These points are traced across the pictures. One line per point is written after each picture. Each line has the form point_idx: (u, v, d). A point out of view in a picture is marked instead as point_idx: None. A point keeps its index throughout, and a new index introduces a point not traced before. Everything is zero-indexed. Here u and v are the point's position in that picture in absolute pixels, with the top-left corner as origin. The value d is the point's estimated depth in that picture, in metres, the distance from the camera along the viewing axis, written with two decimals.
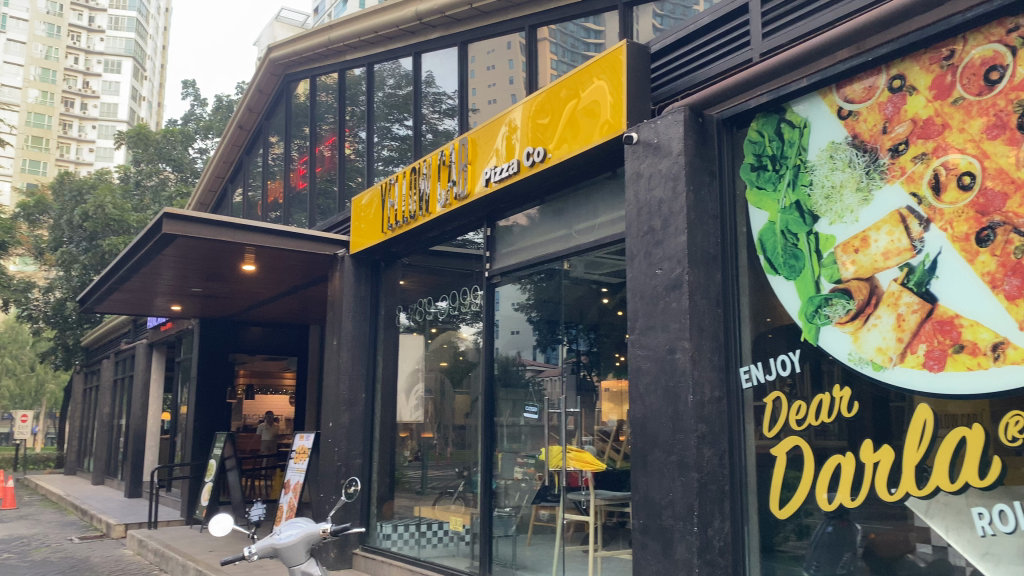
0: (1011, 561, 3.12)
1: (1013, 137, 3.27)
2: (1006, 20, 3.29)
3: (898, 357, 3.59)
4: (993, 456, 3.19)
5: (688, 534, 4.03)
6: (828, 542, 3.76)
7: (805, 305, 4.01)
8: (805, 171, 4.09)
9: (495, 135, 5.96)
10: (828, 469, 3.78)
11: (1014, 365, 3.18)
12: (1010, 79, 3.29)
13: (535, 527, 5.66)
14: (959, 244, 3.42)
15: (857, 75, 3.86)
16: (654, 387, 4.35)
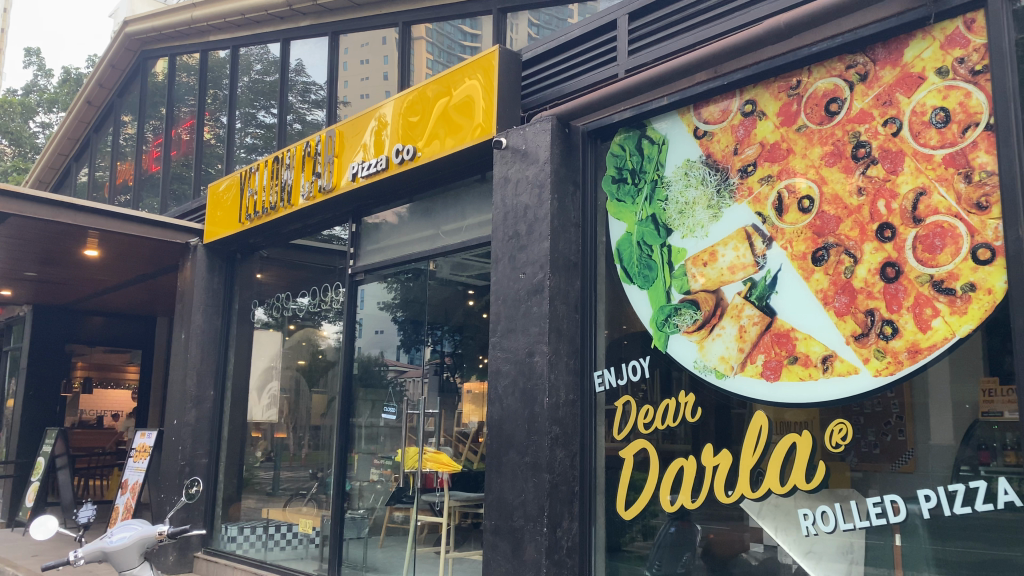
0: (831, 558, 3.40)
1: (848, 166, 3.54)
2: (846, 57, 3.57)
3: (738, 366, 3.80)
4: (820, 461, 3.45)
5: (537, 535, 4.11)
6: (670, 542, 3.91)
7: (657, 314, 4.18)
8: (661, 186, 4.25)
9: (363, 129, 5.86)
10: (672, 472, 3.95)
11: (840, 376, 3.44)
12: (847, 112, 3.56)
13: (388, 529, 5.60)
14: (797, 262, 3.66)
15: (713, 97, 4.06)
16: (512, 389, 4.41)
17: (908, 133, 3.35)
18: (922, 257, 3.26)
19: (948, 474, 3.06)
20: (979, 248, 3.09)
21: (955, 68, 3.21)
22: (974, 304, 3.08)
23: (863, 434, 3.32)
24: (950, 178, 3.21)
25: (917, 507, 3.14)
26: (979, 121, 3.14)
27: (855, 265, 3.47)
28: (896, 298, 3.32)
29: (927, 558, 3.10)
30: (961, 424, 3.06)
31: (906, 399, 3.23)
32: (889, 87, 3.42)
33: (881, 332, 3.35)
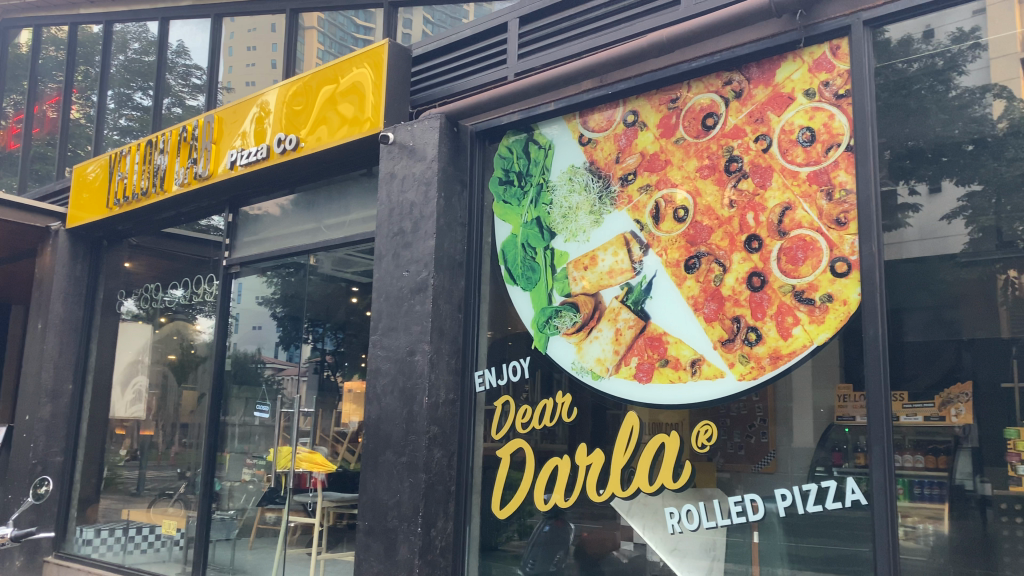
0: (695, 555, 3.52)
1: (721, 178, 3.69)
2: (723, 74, 3.72)
3: (614, 368, 3.90)
4: (687, 461, 3.57)
5: (411, 535, 4.09)
6: (544, 541, 3.97)
7: (538, 315, 4.23)
8: (546, 189, 4.31)
9: (244, 116, 5.66)
10: (547, 471, 4.01)
11: (708, 379, 3.59)
12: (722, 127, 3.71)
13: (258, 530, 5.43)
14: (671, 269, 3.78)
15: (598, 105, 4.15)
16: (391, 388, 4.36)
17: (777, 150, 3.53)
18: (785, 268, 3.43)
19: (804, 475, 3.25)
20: (836, 261, 3.29)
21: (821, 91, 3.41)
22: (832, 314, 3.27)
23: (729, 436, 3.47)
24: (813, 195, 3.39)
25: (772, 506, 3.32)
26: (840, 142, 3.34)
27: (724, 274, 3.61)
28: (761, 306, 3.49)
29: (780, 554, 3.29)
30: (817, 428, 3.26)
31: (770, 403, 3.39)
32: (761, 105, 3.59)
33: (746, 338, 3.51)
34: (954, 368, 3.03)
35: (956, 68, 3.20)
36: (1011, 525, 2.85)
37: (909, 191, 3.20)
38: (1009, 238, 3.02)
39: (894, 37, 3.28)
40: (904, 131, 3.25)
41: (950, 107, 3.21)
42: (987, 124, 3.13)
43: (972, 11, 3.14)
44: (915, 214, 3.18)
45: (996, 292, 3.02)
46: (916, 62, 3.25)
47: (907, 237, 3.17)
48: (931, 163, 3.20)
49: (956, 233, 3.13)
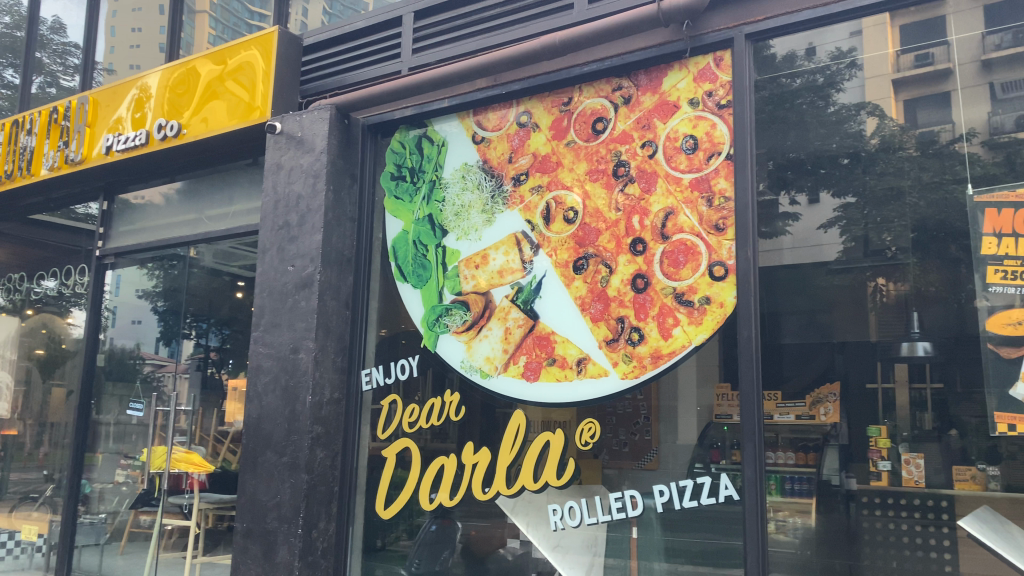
0: (577, 551, 3.58)
1: (609, 182, 3.76)
2: (613, 80, 3.80)
3: (502, 367, 3.91)
4: (570, 459, 3.62)
5: (291, 537, 4.01)
6: (431, 540, 3.94)
7: (428, 313, 4.20)
8: (439, 187, 4.28)
9: (122, 98, 5.39)
10: (433, 470, 4.00)
11: (593, 378, 3.65)
12: (611, 132, 3.78)
13: (129, 534, 5.17)
14: (560, 269, 3.83)
15: (492, 105, 4.15)
16: (272, 387, 4.25)
17: (662, 156, 3.63)
18: (668, 271, 3.54)
19: (682, 471, 3.35)
20: (715, 265, 3.41)
21: (705, 100, 3.54)
22: (709, 316, 3.40)
23: (614, 433, 3.53)
24: (695, 201, 3.50)
25: (652, 502, 3.41)
26: (721, 151, 3.46)
27: (610, 275, 3.68)
28: (644, 307, 3.58)
29: (658, 548, 3.38)
30: (696, 426, 3.36)
31: (653, 401, 3.47)
32: (648, 112, 3.68)
33: (630, 338, 3.59)
34: (828, 370, 3.18)
35: (834, 85, 3.38)
36: (871, 516, 3.05)
37: (790, 202, 3.35)
38: (877, 248, 3.21)
39: (779, 52, 3.45)
40: (786, 143, 3.42)
41: (828, 122, 3.37)
42: (862, 140, 3.29)
43: (848, 32, 3.31)
44: (794, 223, 3.33)
45: (866, 298, 3.18)
46: (799, 78, 3.43)
47: (783, 245, 3.33)
48: (810, 175, 3.36)
49: (831, 241, 3.28)
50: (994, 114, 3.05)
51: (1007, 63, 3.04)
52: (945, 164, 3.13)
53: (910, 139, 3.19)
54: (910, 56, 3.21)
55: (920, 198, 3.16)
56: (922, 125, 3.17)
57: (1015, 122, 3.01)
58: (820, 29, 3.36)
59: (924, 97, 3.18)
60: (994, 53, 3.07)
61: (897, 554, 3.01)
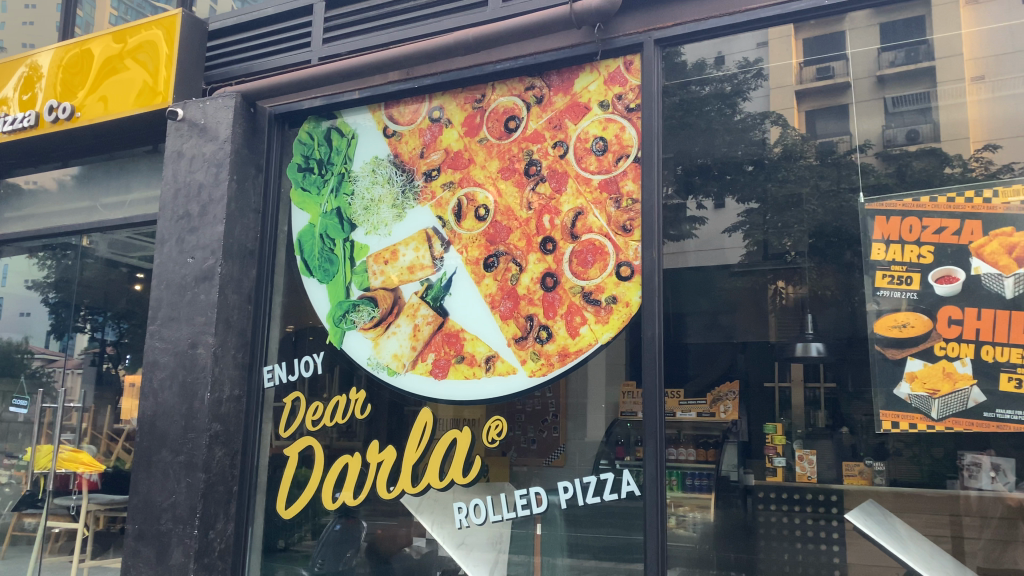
0: (481, 549, 3.58)
1: (520, 180, 3.76)
2: (525, 79, 3.81)
3: (410, 364, 3.88)
4: (476, 457, 3.61)
5: (186, 538, 3.87)
6: (335, 539, 3.86)
7: (334, 309, 4.12)
8: (348, 180, 4.21)
9: (10, 76, 5.09)
10: (336, 469, 3.91)
11: (500, 376, 3.65)
12: (523, 131, 3.79)
13: (12, 538, 4.90)
14: (470, 267, 3.81)
15: (404, 99, 4.11)
16: (169, 383, 4.10)
17: (573, 157, 3.66)
18: (576, 270, 3.57)
19: (588, 467, 3.39)
20: (621, 265, 3.47)
21: (614, 103, 3.59)
22: (615, 316, 3.45)
23: (522, 431, 3.55)
24: (603, 202, 3.55)
25: (556, 498, 3.44)
26: (629, 154, 3.53)
27: (520, 273, 3.70)
28: (553, 306, 3.60)
29: (561, 544, 3.42)
30: (601, 423, 3.40)
31: (562, 399, 3.49)
32: (560, 112, 3.71)
33: (538, 336, 3.61)
34: (729, 369, 3.29)
35: (741, 94, 3.48)
36: (766, 511, 3.20)
37: (697, 206, 3.44)
38: (777, 252, 3.34)
39: (689, 59, 3.53)
40: (694, 149, 3.50)
41: (735, 129, 3.48)
42: (765, 148, 3.44)
43: (756, 43, 3.42)
44: (701, 227, 3.42)
45: (766, 300, 3.32)
46: (708, 85, 3.51)
47: (688, 248, 3.41)
48: (716, 181, 3.47)
49: (734, 245, 3.40)
50: (887, 128, 3.21)
51: (900, 79, 3.20)
52: (842, 174, 3.28)
53: (811, 148, 3.35)
54: (813, 68, 3.36)
55: (818, 206, 3.32)
56: (822, 135, 3.33)
57: (906, 136, 3.17)
58: (728, 38, 3.46)
59: (824, 109, 3.34)
60: (888, 70, 3.23)
61: (793, 547, 3.14)
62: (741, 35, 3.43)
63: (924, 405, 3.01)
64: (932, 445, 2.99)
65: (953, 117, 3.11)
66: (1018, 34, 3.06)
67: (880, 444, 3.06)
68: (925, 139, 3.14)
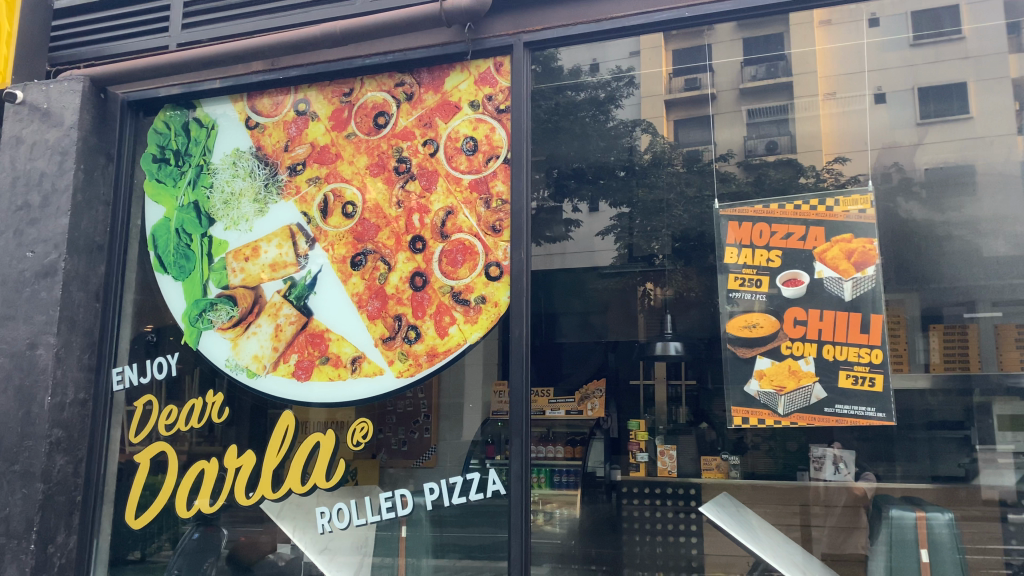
0: (345, 553, 3.51)
1: (389, 178, 3.71)
2: (395, 75, 3.76)
3: (271, 366, 3.74)
4: (341, 460, 3.54)
5: (21, 554, 3.59)
6: (192, 548, 3.68)
7: (190, 307, 3.93)
8: (207, 172, 4.02)
9: None
10: (192, 475, 3.74)
11: (367, 377, 3.58)
12: (393, 127, 3.74)
13: None
14: (337, 265, 3.72)
15: (268, 89, 3.96)
16: (3, 387, 3.79)
17: (443, 155, 3.64)
18: (445, 269, 3.55)
19: (459, 469, 3.37)
20: (490, 265, 3.47)
21: (484, 104, 3.60)
22: (484, 315, 3.45)
23: (393, 432, 3.49)
24: (473, 202, 3.54)
25: (422, 500, 3.42)
26: (499, 155, 3.54)
27: (389, 272, 3.64)
28: (421, 305, 3.56)
29: (426, 545, 3.40)
30: (473, 422, 3.39)
31: (434, 399, 3.45)
32: (430, 110, 3.69)
33: (406, 336, 3.56)
34: (600, 368, 3.42)
35: (613, 101, 3.61)
36: (631, 506, 3.50)
37: (573, 209, 3.51)
38: (645, 255, 3.49)
39: (565, 65, 3.57)
40: (570, 154, 3.56)
41: (608, 135, 3.60)
42: (635, 154, 3.57)
43: (629, 52, 3.51)
44: (575, 229, 3.50)
45: (635, 301, 3.45)
46: (583, 91, 3.59)
47: (563, 249, 3.47)
48: (589, 184, 3.56)
49: (605, 248, 3.51)
50: (748, 138, 3.43)
51: (759, 94, 3.41)
52: (704, 180, 3.48)
53: (678, 156, 3.53)
54: (681, 79, 3.50)
55: (684, 211, 3.50)
56: (687, 143, 3.52)
57: (766, 146, 3.38)
58: (601, 44, 3.53)
59: (689, 119, 3.53)
60: (750, 83, 3.43)
61: (658, 539, 3.47)
62: (614, 42, 3.51)
63: (772, 401, 3.19)
64: (787, 440, 3.22)
65: (808, 130, 3.35)
66: (864, 55, 3.31)
67: (739, 437, 3.26)
68: (783, 150, 3.35)
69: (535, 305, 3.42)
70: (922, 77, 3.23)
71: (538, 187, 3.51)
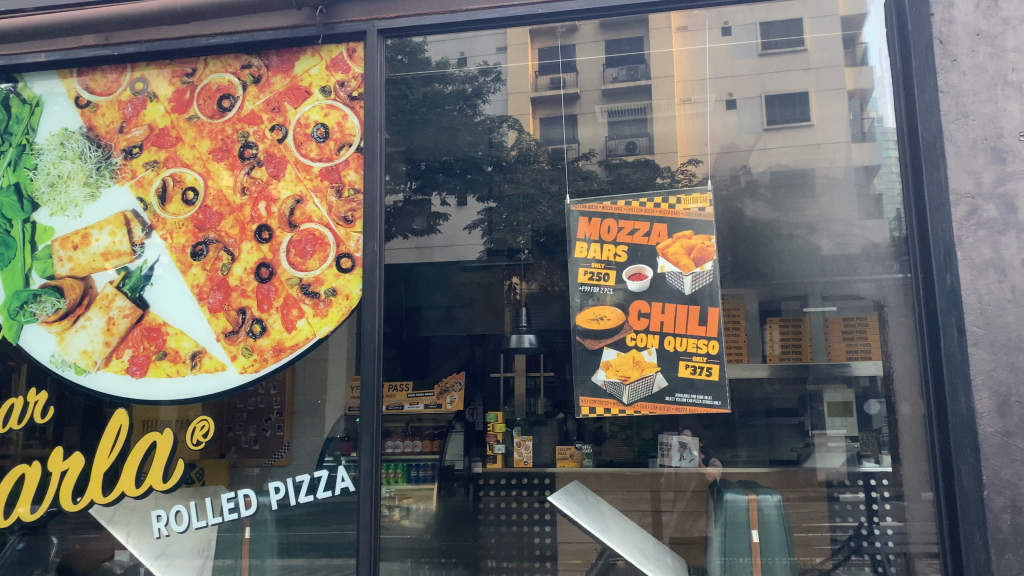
0: (185, 557, 3.34)
1: (234, 163, 3.54)
2: (241, 57, 3.59)
3: (102, 362, 3.50)
4: (178, 460, 3.37)
5: None
6: (16, 560, 3.43)
7: (9, 299, 3.61)
8: (30, 152, 3.71)
9: None
10: (11, 480, 3.48)
11: (208, 373, 3.41)
12: (238, 111, 3.57)
13: None
14: (175, 254, 3.51)
15: (101, 66, 3.70)
16: None
17: (291, 142, 3.51)
18: (294, 261, 3.43)
19: (312, 466, 3.28)
20: (341, 257, 3.39)
21: (336, 90, 3.51)
22: (334, 308, 3.36)
23: (244, 430, 3.37)
24: (324, 190, 3.45)
25: (267, 499, 3.30)
26: (352, 143, 3.46)
27: (232, 263, 3.47)
28: (267, 298, 3.42)
29: (271, 546, 3.30)
30: (332, 419, 3.30)
31: (288, 396, 3.36)
32: (278, 94, 3.55)
33: (250, 330, 3.41)
34: (467, 362, 3.65)
35: (480, 96, 3.75)
36: (495, 497, 3.65)
37: (441, 202, 3.67)
38: (514, 252, 3.66)
39: (433, 57, 3.58)
40: (441, 146, 3.77)
41: (475, 130, 3.78)
42: (502, 150, 3.76)
43: (496, 49, 3.57)
44: (444, 223, 3.66)
45: (501, 296, 3.64)
46: (450, 84, 3.72)
47: (435, 243, 3.60)
48: (459, 179, 3.77)
49: (473, 242, 3.69)
50: (609, 139, 3.61)
51: (622, 94, 3.58)
52: (570, 178, 3.63)
53: (543, 153, 3.70)
54: (546, 79, 3.66)
55: (548, 207, 3.62)
56: (550, 142, 3.70)
57: (625, 147, 3.56)
58: (471, 38, 3.53)
59: (553, 117, 3.69)
60: (612, 84, 3.60)
61: (514, 529, 3.59)
62: (479, 38, 3.53)
63: (617, 390, 3.31)
64: (642, 428, 3.34)
65: (664, 130, 3.53)
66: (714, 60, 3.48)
67: (599, 428, 3.39)
68: (641, 151, 3.53)
69: (397, 299, 3.43)
70: (769, 86, 3.43)
71: (402, 180, 3.58)
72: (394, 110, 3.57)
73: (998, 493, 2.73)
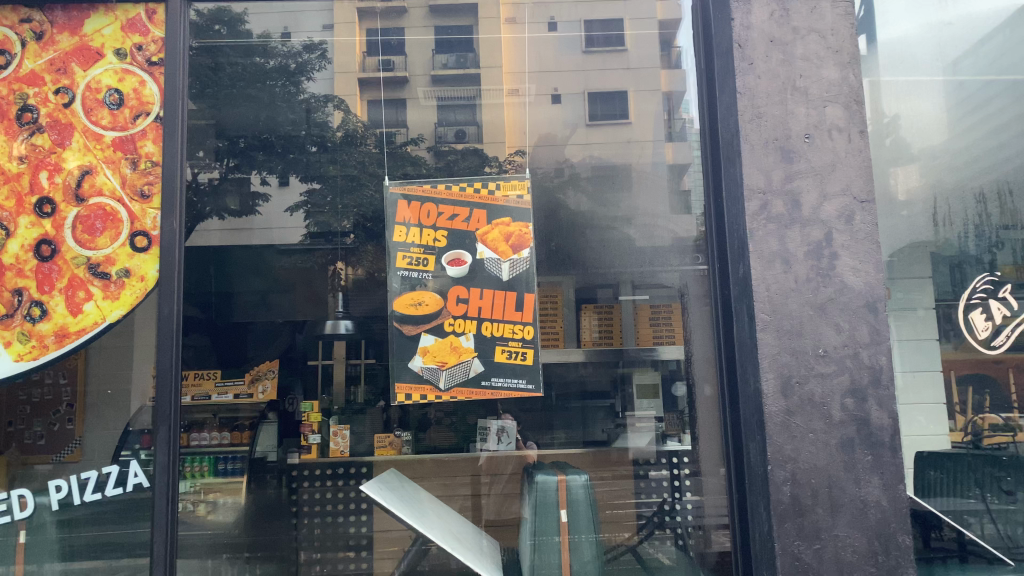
0: None
1: (10, 128, 3.17)
2: (20, 9, 3.20)
3: None
4: None
5: None
6: None
7: None
8: None
9: None
10: None
11: None
12: (15, 69, 3.19)
13: None
14: None
15: None
16: None
17: (80, 107, 3.20)
18: (80, 237, 3.13)
19: (105, 460, 3.02)
20: (136, 235, 3.12)
21: (133, 53, 3.20)
22: (127, 290, 3.10)
23: (28, 425, 3.16)
24: (116, 162, 3.16)
25: (45, 500, 3.03)
26: (149, 111, 3.18)
27: (6, 239, 3.11)
28: (49, 278, 3.10)
29: (50, 550, 3.01)
30: (128, 410, 3.03)
31: (79, 387, 3.14)
32: (65, 54, 3.21)
33: (28, 314, 3.08)
34: (288, 348, 3.84)
35: (305, 74, 3.86)
36: (310, 488, 3.75)
37: (262, 182, 3.86)
38: (332, 234, 3.86)
39: (254, 29, 3.54)
40: (261, 123, 3.92)
41: (296, 108, 3.94)
42: (326, 129, 3.96)
43: (321, 26, 3.64)
44: (264, 203, 3.84)
45: (323, 280, 3.86)
46: (273, 60, 3.80)
47: (254, 224, 3.79)
48: (278, 157, 3.97)
49: (295, 225, 3.89)
50: (439, 125, 3.79)
51: (451, 80, 3.75)
52: (401, 163, 3.72)
53: (369, 135, 3.85)
54: (374, 60, 3.76)
55: (374, 189, 3.79)
56: (377, 124, 3.84)
57: (454, 134, 3.74)
58: (295, 11, 3.52)
59: (379, 99, 3.82)
60: (441, 71, 3.73)
61: (326, 516, 3.70)
62: (305, 15, 3.56)
63: (434, 375, 3.29)
64: (466, 414, 3.45)
65: (491, 118, 3.78)
66: (546, 55, 3.73)
67: (424, 414, 3.46)
68: (470, 138, 3.73)
69: (207, 282, 3.38)
70: (591, 83, 3.72)
71: (210, 160, 3.46)
72: (210, 81, 3.43)
73: (779, 467, 2.69)
